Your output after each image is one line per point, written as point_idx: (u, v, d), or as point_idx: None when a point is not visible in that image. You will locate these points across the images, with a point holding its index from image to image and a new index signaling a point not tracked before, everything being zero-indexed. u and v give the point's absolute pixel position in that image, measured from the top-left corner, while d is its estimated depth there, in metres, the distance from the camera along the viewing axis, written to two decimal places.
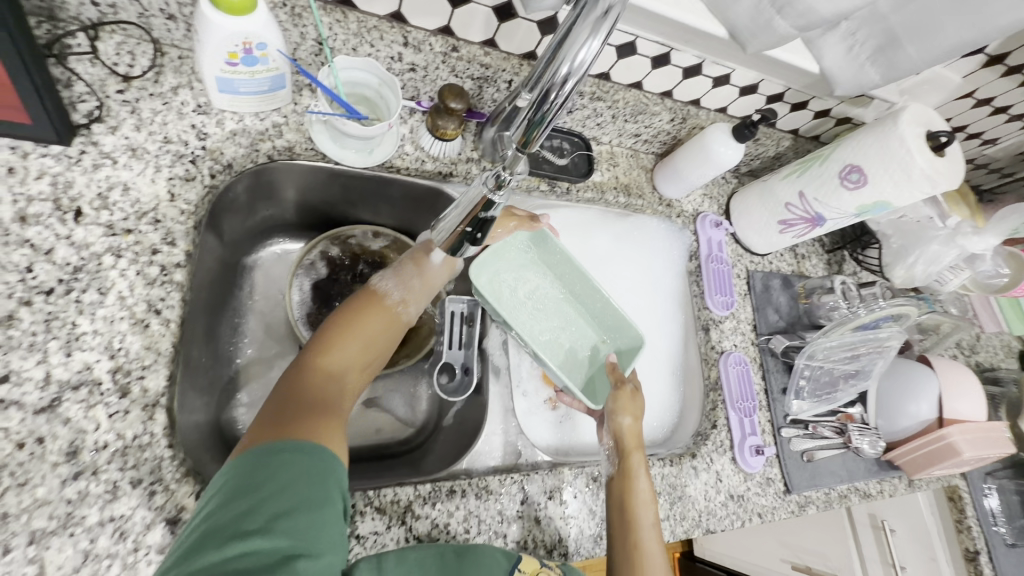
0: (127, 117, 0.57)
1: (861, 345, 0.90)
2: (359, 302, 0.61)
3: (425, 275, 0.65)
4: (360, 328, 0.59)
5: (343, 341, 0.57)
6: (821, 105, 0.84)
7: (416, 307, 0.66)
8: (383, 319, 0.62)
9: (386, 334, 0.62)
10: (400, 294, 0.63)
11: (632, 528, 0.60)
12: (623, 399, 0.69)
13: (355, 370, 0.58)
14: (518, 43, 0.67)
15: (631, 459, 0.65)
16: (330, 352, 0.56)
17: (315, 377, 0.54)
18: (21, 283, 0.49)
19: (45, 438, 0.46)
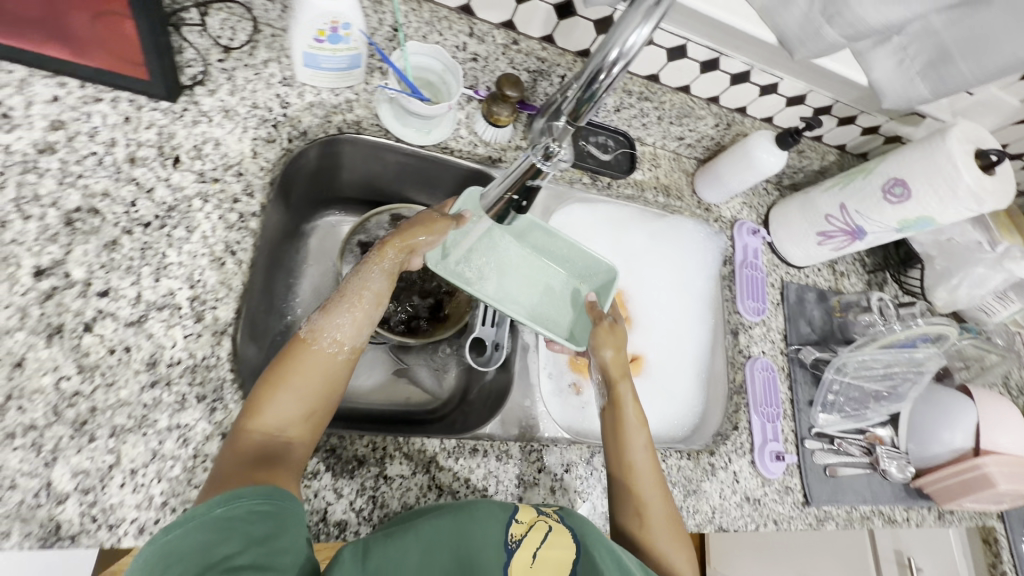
0: (224, 83, 0.64)
1: (897, 366, 0.89)
2: (289, 354, 0.54)
3: (365, 294, 0.59)
4: (290, 386, 0.52)
5: (273, 401, 0.51)
6: (869, 120, 0.85)
7: (364, 333, 0.58)
8: (320, 364, 0.54)
9: (328, 378, 0.54)
10: (340, 328, 0.56)
11: (620, 454, 0.64)
12: (604, 335, 0.70)
13: (300, 422, 0.52)
14: (574, 40, 0.72)
15: (618, 388, 0.68)
16: (262, 415, 0.50)
17: (249, 450, 0.49)
18: (126, 215, 0.56)
19: (132, 348, 0.53)
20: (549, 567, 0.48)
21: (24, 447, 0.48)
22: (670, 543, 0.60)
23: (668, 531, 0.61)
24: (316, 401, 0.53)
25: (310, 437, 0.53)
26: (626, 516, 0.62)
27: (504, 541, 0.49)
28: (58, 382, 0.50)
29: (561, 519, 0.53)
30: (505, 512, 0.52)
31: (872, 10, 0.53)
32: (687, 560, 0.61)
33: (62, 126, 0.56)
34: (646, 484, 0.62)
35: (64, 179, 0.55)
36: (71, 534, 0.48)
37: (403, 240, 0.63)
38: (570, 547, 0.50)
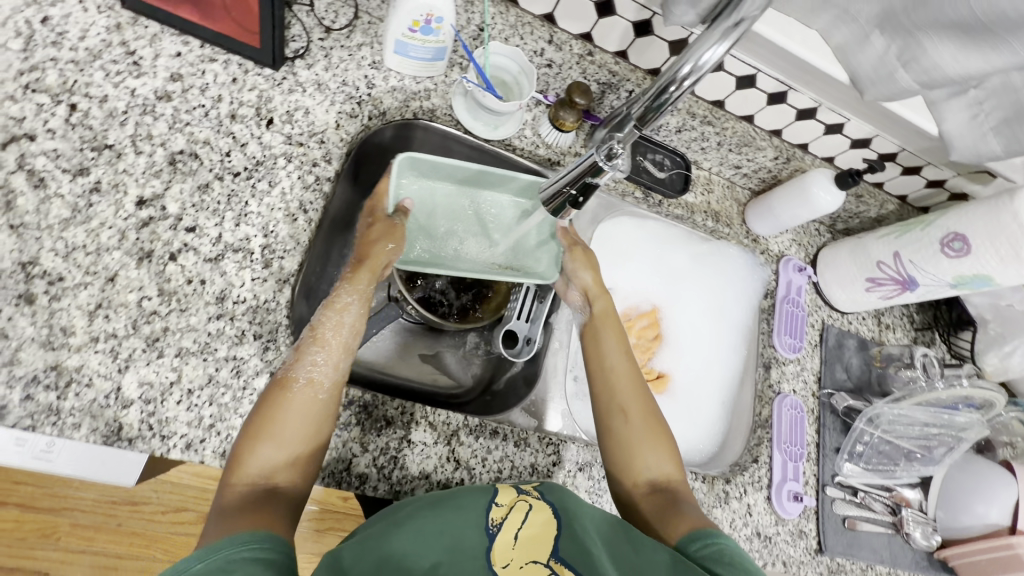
0: (321, 59, 0.70)
1: (934, 427, 0.86)
2: (266, 398, 0.54)
3: (340, 327, 0.59)
4: (270, 431, 0.52)
5: (255, 447, 0.51)
6: (935, 173, 0.84)
7: (342, 368, 0.58)
8: (301, 401, 0.54)
9: (309, 413, 0.53)
10: (318, 364, 0.56)
11: (599, 360, 0.70)
12: (580, 258, 0.76)
13: (285, 465, 0.51)
14: (647, 58, 0.74)
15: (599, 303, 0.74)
16: (244, 467, 0.50)
17: (235, 501, 0.48)
18: (220, 163, 0.62)
19: (206, 282, 0.59)
20: (530, 547, 0.50)
21: (103, 352, 0.53)
22: (648, 437, 0.65)
23: (649, 426, 0.65)
24: (297, 439, 0.52)
25: (299, 479, 0.53)
26: (610, 413, 0.66)
27: (485, 525, 0.52)
28: (140, 301, 0.56)
29: (540, 496, 0.57)
30: (484, 496, 0.55)
31: (951, 59, 0.50)
32: (668, 455, 0.64)
33: (179, 79, 0.63)
34: (623, 382, 0.67)
35: (174, 124, 0.62)
36: (129, 437, 0.52)
37: (374, 261, 0.66)
38: (550, 522, 0.53)
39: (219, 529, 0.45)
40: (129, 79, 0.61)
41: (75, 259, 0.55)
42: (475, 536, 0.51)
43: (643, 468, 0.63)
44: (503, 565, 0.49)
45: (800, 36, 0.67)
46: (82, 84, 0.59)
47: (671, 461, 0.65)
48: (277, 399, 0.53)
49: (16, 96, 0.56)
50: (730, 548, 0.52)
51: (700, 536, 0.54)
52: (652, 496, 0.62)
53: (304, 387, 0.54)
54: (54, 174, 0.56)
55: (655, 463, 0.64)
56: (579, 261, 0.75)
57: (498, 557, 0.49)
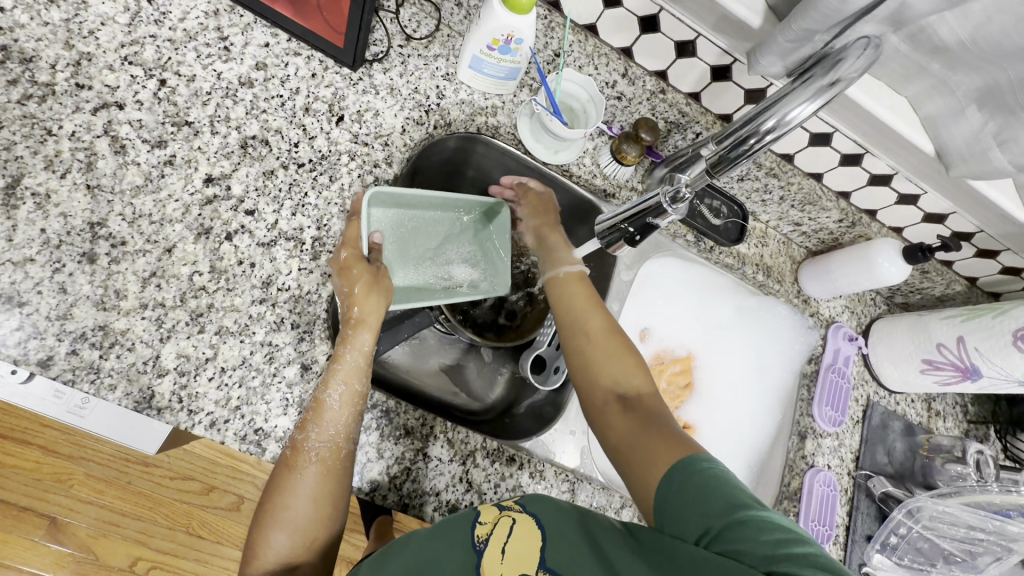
0: (397, 65, 0.71)
1: (979, 531, 0.77)
2: (278, 475, 0.52)
3: (347, 396, 0.55)
4: (283, 515, 0.50)
5: (269, 533, 0.49)
6: (1012, 260, 0.79)
7: (348, 438, 0.54)
8: (311, 480, 0.51)
9: (320, 492, 0.51)
10: (324, 437, 0.53)
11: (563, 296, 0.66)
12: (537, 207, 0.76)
13: (301, 547, 0.50)
14: (720, 103, 0.73)
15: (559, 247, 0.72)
16: (263, 555, 0.49)
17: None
18: (288, 152, 0.64)
19: (256, 265, 0.60)
20: (519, 559, 0.47)
21: (149, 319, 0.55)
22: (613, 359, 0.59)
23: (611, 347, 0.60)
24: (312, 520, 0.51)
25: (320, 556, 0.52)
26: (570, 339, 0.62)
27: (472, 543, 0.50)
28: (192, 275, 0.57)
29: (522, 509, 0.52)
30: (469, 518, 0.53)
31: None
32: (638, 372, 0.59)
33: (263, 68, 0.65)
34: (581, 306, 0.64)
35: (251, 110, 0.64)
36: (158, 406, 0.53)
37: (374, 320, 0.58)
38: (536, 534, 0.49)
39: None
40: (218, 63, 0.63)
41: (139, 226, 0.57)
42: (462, 557, 0.49)
43: (610, 391, 0.57)
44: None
45: (890, 101, 0.63)
46: (174, 62, 0.62)
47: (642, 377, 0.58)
48: (288, 479, 0.51)
49: (114, 65, 0.59)
50: (707, 472, 0.45)
51: (681, 471, 0.46)
52: (626, 419, 0.55)
53: (312, 465, 0.52)
54: (134, 142, 0.58)
55: (624, 383, 0.58)
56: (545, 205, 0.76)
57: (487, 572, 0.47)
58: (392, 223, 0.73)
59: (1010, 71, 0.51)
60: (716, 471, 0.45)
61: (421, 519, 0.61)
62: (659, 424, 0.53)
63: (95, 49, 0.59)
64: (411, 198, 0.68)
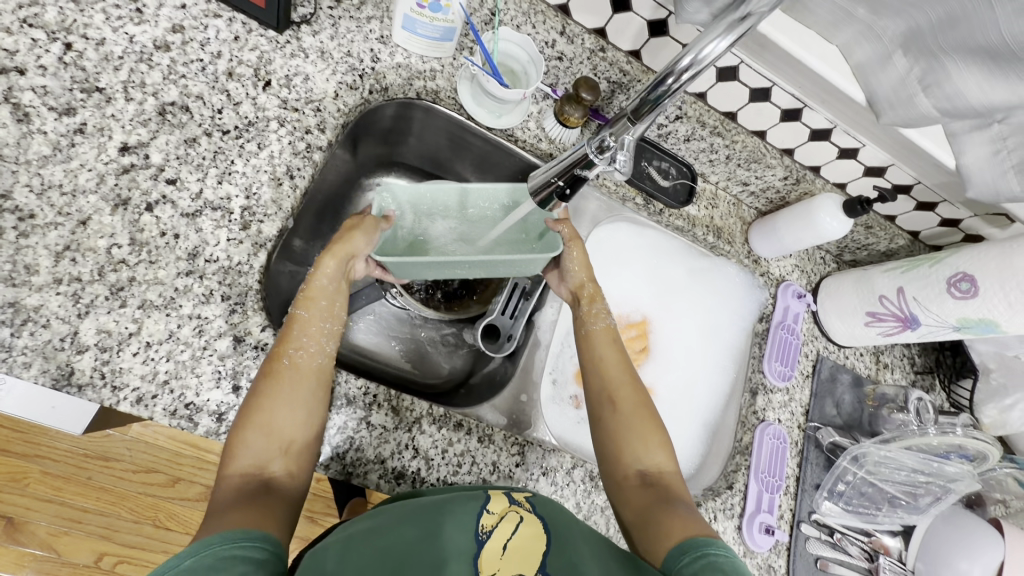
0: (327, 28, 0.69)
1: (921, 475, 0.83)
2: (256, 385, 0.53)
3: (321, 313, 0.58)
4: (263, 419, 0.51)
5: (245, 437, 0.50)
6: (949, 211, 0.82)
7: (327, 351, 0.57)
8: (291, 384, 0.53)
9: (299, 394, 0.53)
10: (304, 348, 0.55)
11: (590, 356, 0.67)
12: (578, 253, 0.69)
13: (280, 454, 0.51)
14: (661, 60, 0.72)
15: (593, 302, 0.69)
16: (236, 457, 0.49)
17: (228, 494, 0.47)
18: (211, 119, 0.61)
19: (180, 236, 0.57)
20: (519, 560, 0.48)
21: (64, 295, 0.52)
22: (637, 429, 0.61)
23: (638, 419, 0.62)
24: (292, 428, 0.52)
25: (297, 467, 0.52)
26: (598, 404, 0.64)
27: (476, 531, 0.50)
28: (110, 248, 0.55)
29: (531, 509, 0.54)
30: (479, 502, 0.53)
31: (975, 87, 0.50)
32: (660, 447, 0.61)
33: (180, 31, 0.62)
34: (614, 369, 0.65)
35: (169, 75, 0.61)
36: (79, 383, 0.51)
37: (340, 248, 0.60)
38: (540, 536, 0.51)
39: (212, 525, 0.44)
40: (130, 26, 0.60)
41: (49, 198, 0.54)
42: (464, 542, 0.49)
43: (631, 462, 0.60)
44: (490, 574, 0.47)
45: (819, 50, 0.63)
46: (81, 25, 0.58)
47: (664, 452, 0.61)
48: (267, 385, 0.52)
49: (12, 29, 0.56)
50: (725, 558, 0.47)
51: (689, 549, 0.49)
52: (641, 493, 0.58)
53: (291, 365, 0.54)
54: (39, 110, 0.55)
55: (644, 457, 0.60)
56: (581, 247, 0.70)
57: (484, 569, 0.47)
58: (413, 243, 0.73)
59: (929, 13, 0.50)
60: (733, 559, 0.47)
61: (366, 487, 0.60)
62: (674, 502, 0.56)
63: None
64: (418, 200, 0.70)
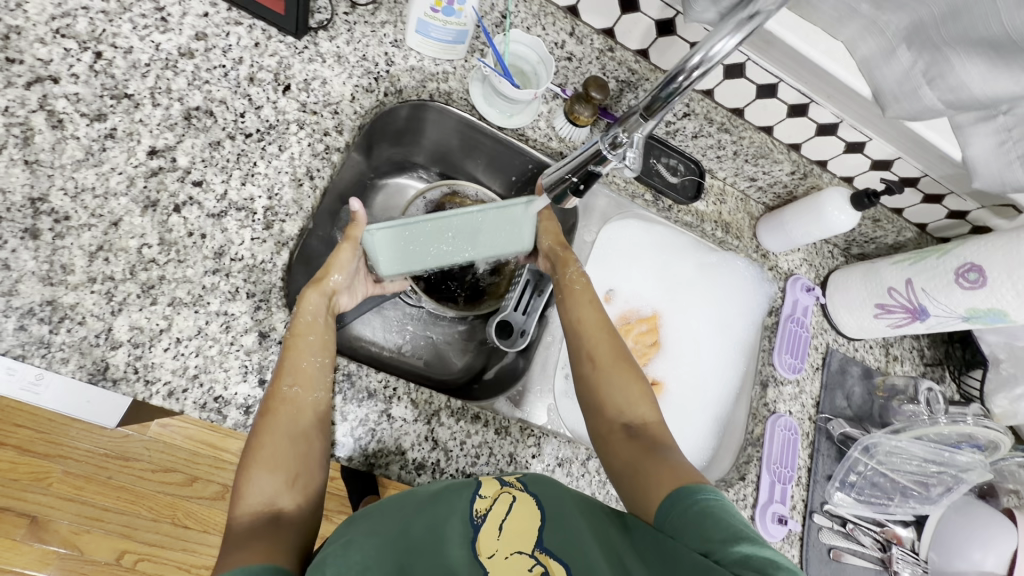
0: (343, 32, 0.71)
1: (932, 464, 0.83)
2: (258, 424, 0.53)
3: (315, 343, 0.58)
4: (265, 456, 0.51)
5: (252, 476, 0.51)
6: (956, 204, 0.82)
7: (321, 384, 0.57)
8: (289, 417, 0.54)
9: (298, 429, 0.54)
10: (301, 385, 0.56)
11: (570, 316, 0.68)
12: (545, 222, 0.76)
13: (285, 489, 0.52)
14: (668, 59, 0.73)
15: (568, 265, 0.72)
16: (245, 497, 0.50)
17: (241, 533, 0.48)
18: (234, 123, 0.64)
19: (206, 236, 0.59)
20: (515, 538, 0.50)
21: (99, 293, 0.55)
22: (620, 384, 0.62)
23: (617, 374, 0.63)
24: (295, 462, 0.52)
25: (304, 496, 0.53)
26: (580, 363, 0.65)
27: (470, 517, 0.51)
28: (140, 247, 0.57)
29: (524, 488, 0.55)
30: (469, 489, 0.54)
31: (978, 79, 0.51)
32: (644, 400, 0.62)
33: (203, 38, 0.64)
34: (594, 330, 0.66)
35: (193, 81, 0.63)
36: (113, 378, 0.53)
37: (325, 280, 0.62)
38: (535, 514, 0.52)
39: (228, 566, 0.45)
40: (155, 34, 0.62)
41: (83, 200, 0.56)
42: (459, 528, 0.51)
43: (616, 418, 0.61)
44: (489, 555, 0.49)
45: (826, 46, 0.65)
46: (110, 34, 0.61)
47: (646, 404, 0.61)
48: (263, 420, 0.53)
49: (45, 39, 0.58)
50: (713, 501, 0.47)
51: (683, 499, 0.48)
52: (630, 444, 0.58)
53: (286, 400, 0.54)
54: (72, 116, 0.57)
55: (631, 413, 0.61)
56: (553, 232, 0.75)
57: (483, 549, 0.50)
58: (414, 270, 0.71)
59: (931, 8, 0.51)
60: (720, 501, 0.47)
61: (388, 478, 0.62)
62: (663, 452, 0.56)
63: (25, 22, 0.58)
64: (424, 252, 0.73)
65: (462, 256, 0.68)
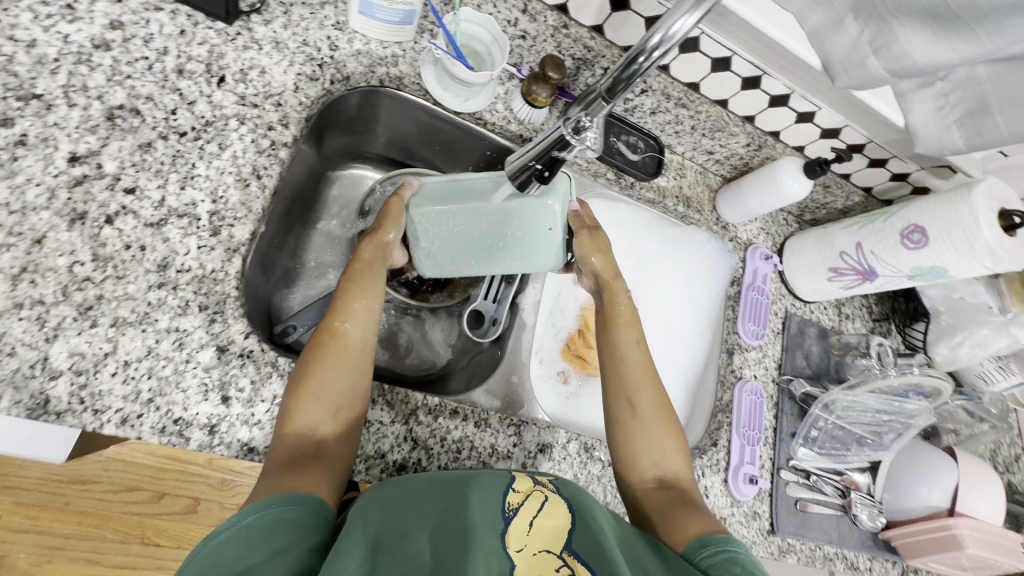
0: (279, 16, 0.66)
1: (884, 413, 0.89)
2: (309, 351, 0.56)
3: (368, 287, 0.62)
4: (317, 382, 0.55)
5: (301, 401, 0.54)
6: (899, 167, 0.86)
7: (371, 324, 0.61)
8: (340, 349, 0.57)
9: (347, 361, 0.57)
10: (352, 322, 0.59)
11: (613, 348, 0.66)
12: (587, 241, 0.70)
13: (330, 418, 0.54)
14: (623, 34, 0.72)
15: (614, 293, 0.69)
16: (293, 418, 0.53)
17: (285, 452, 0.51)
18: (165, 121, 0.58)
19: (146, 248, 0.55)
20: (545, 536, 0.49)
21: (28, 319, 0.50)
22: (656, 432, 0.62)
23: (657, 421, 0.62)
24: (340, 393, 0.55)
25: (344, 428, 0.56)
26: (617, 406, 0.63)
27: (502, 509, 0.50)
28: (72, 266, 0.52)
29: (556, 490, 0.55)
30: (502, 482, 0.54)
31: (920, 47, 0.52)
32: (680, 453, 0.62)
33: (120, 28, 0.58)
34: (636, 371, 0.64)
35: (113, 77, 0.57)
36: (57, 411, 0.49)
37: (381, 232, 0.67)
38: (566, 515, 0.51)
39: (270, 482, 0.48)
40: (62, 24, 0.56)
41: None
42: (491, 514, 0.50)
43: (648, 467, 0.61)
44: (518, 549, 0.48)
45: (776, 18, 0.65)
46: (7, 26, 0.54)
47: (681, 459, 0.62)
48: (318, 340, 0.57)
49: None
50: (742, 553, 0.49)
51: (709, 543, 0.51)
52: (658, 494, 0.59)
53: (343, 329, 0.58)
54: None
55: (664, 465, 0.61)
56: (594, 248, 0.70)
57: (512, 543, 0.48)
58: (441, 237, 0.69)
59: None
60: (749, 554, 0.49)
61: (368, 482, 0.60)
62: (692, 506, 0.58)
63: None
64: (462, 253, 0.70)
65: (477, 205, 0.65)
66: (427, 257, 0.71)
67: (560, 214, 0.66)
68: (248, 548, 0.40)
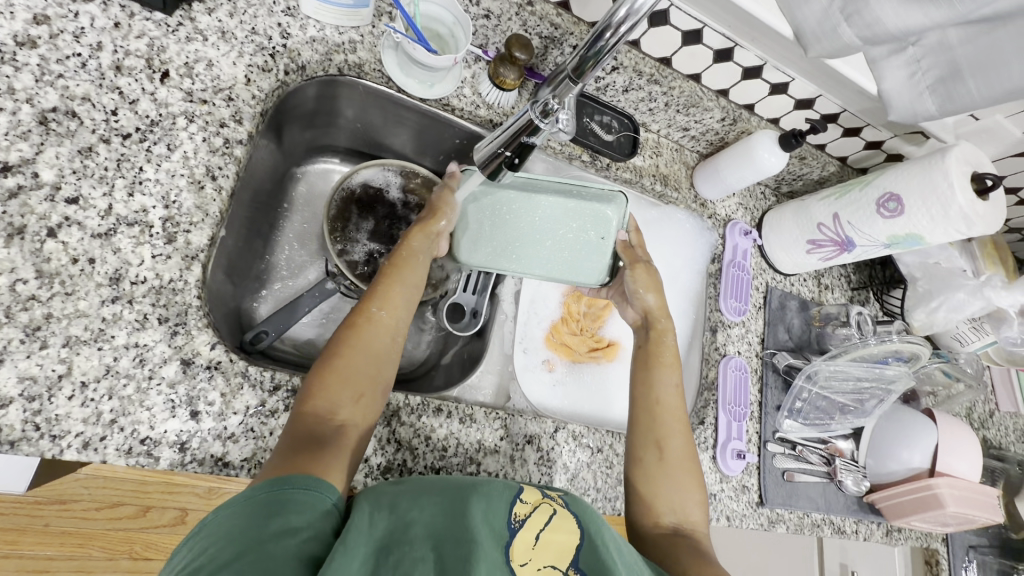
0: (224, 3, 0.62)
1: (866, 381, 0.90)
2: (343, 332, 0.58)
3: (407, 275, 0.64)
4: (346, 363, 0.55)
5: (324, 379, 0.54)
6: (873, 136, 0.86)
7: (401, 310, 0.61)
8: (371, 334, 0.58)
9: (376, 347, 0.58)
10: (385, 308, 0.60)
11: (648, 388, 0.68)
12: (642, 276, 0.74)
13: (351, 403, 0.54)
14: (591, 10, 0.69)
15: (660, 333, 0.72)
16: (314, 398, 0.53)
17: (302, 430, 0.50)
18: (105, 123, 0.54)
19: (96, 260, 0.51)
20: (551, 553, 0.48)
21: None
22: (681, 480, 0.63)
23: (683, 470, 0.63)
24: (365, 380, 0.56)
25: (361, 417, 0.55)
26: (644, 447, 0.64)
27: (509, 519, 0.49)
28: (14, 284, 0.48)
29: (565, 504, 0.52)
30: (511, 491, 0.52)
31: (892, 11, 0.51)
32: (699, 504, 0.62)
33: (45, 22, 0.54)
34: (668, 418, 0.65)
35: (42, 77, 0.52)
36: (10, 439, 0.46)
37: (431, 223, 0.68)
38: (575, 534, 0.50)
39: (285, 459, 0.47)
40: None
41: None
42: (497, 528, 0.48)
43: (665, 513, 0.61)
44: (521, 563, 0.47)
45: None
46: None
47: (698, 511, 0.62)
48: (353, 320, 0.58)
49: None
50: None
51: None
52: (671, 539, 0.59)
53: (375, 313, 0.59)
54: None
55: (681, 513, 0.61)
56: (647, 284, 0.73)
57: (516, 557, 0.47)
58: (491, 223, 0.72)
59: None
60: None
61: (353, 488, 0.58)
62: (702, 556, 0.58)
63: None
64: (506, 243, 0.72)
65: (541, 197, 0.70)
66: (472, 244, 0.73)
67: (614, 224, 0.72)
68: (251, 526, 0.40)
